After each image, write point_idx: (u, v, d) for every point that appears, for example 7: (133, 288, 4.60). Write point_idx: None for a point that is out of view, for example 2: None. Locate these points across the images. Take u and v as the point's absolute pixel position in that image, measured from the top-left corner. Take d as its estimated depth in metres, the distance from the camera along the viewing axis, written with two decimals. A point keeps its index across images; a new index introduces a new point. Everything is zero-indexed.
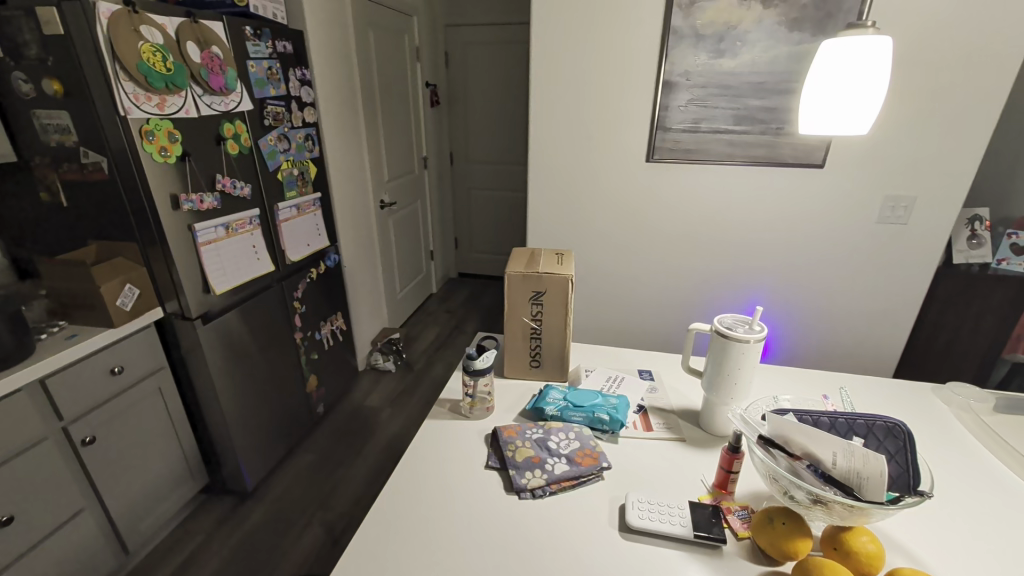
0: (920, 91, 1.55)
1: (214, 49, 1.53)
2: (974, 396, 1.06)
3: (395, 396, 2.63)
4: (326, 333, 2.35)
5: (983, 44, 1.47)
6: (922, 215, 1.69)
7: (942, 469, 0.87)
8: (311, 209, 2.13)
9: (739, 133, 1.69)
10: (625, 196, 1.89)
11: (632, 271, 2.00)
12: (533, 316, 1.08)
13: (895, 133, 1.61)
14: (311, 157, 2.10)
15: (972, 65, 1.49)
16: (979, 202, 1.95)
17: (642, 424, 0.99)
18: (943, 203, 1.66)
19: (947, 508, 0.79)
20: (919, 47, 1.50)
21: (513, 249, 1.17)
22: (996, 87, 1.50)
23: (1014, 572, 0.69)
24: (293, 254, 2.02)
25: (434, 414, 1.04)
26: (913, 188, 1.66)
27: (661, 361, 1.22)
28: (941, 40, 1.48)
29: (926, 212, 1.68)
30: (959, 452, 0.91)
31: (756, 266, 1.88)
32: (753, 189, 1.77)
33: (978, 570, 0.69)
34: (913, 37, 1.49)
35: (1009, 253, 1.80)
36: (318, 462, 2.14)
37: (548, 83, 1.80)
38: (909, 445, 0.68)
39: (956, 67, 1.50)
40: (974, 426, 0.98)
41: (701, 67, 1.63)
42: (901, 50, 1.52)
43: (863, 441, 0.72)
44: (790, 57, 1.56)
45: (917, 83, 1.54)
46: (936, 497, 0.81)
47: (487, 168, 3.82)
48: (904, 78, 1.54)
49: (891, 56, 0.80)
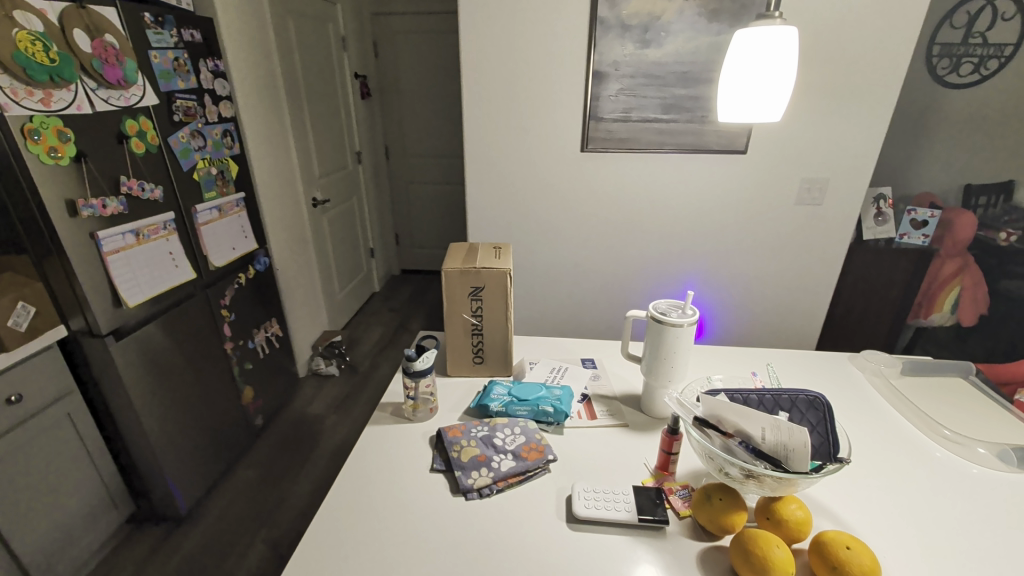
0: (829, 79, 1.65)
1: (107, 37, 1.39)
2: (884, 362, 1.15)
3: (340, 401, 2.54)
4: (261, 341, 2.22)
5: (880, 35, 1.58)
6: (834, 196, 1.81)
7: (858, 433, 0.94)
8: (234, 210, 1.99)
9: (667, 121, 1.73)
10: (563, 186, 1.90)
11: (573, 260, 2.02)
12: (473, 312, 1.06)
13: (809, 119, 1.71)
14: (230, 155, 1.96)
15: (872, 54, 1.60)
16: (882, 182, 2.12)
17: (586, 413, 1.00)
18: (852, 184, 1.78)
19: (865, 470, 0.85)
20: (826, 37, 1.60)
21: (450, 244, 1.14)
22: (893, 74, 1.62)
23: (923, 524, 0.75)
24: (217, 259, 1.88)
25: (375, 420, 1.01)
26: (826, 171, 1.78)
27: (603, 349, 1.24)
28: (844, 32, 1.58)
29: (838, 192, 1.80)
30: (873, 415, 0.99)
31: (690, 251, 1.95)
32: (683, 175, 1.83)
33: (893, 527, 0.75)
34: (820, 28, 1.59)
35: (909, 228, 1.95)
36: (259, 477, 2.03)
37: (479, 73, 1.76)
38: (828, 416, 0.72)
39: (858, 56, 1.61)
40: (884, 389, 1.06)
41: (628, 57, 1.66)
42: (810, 40, 1.61)
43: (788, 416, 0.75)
44: (711, 47, 1.62)
45: (826, 71, 1.64)
46: (856, 461, 0.87)
47: (425, 162, 3.74)
48: (814, 66, 1.64)
49: (798, 46, 0.84)
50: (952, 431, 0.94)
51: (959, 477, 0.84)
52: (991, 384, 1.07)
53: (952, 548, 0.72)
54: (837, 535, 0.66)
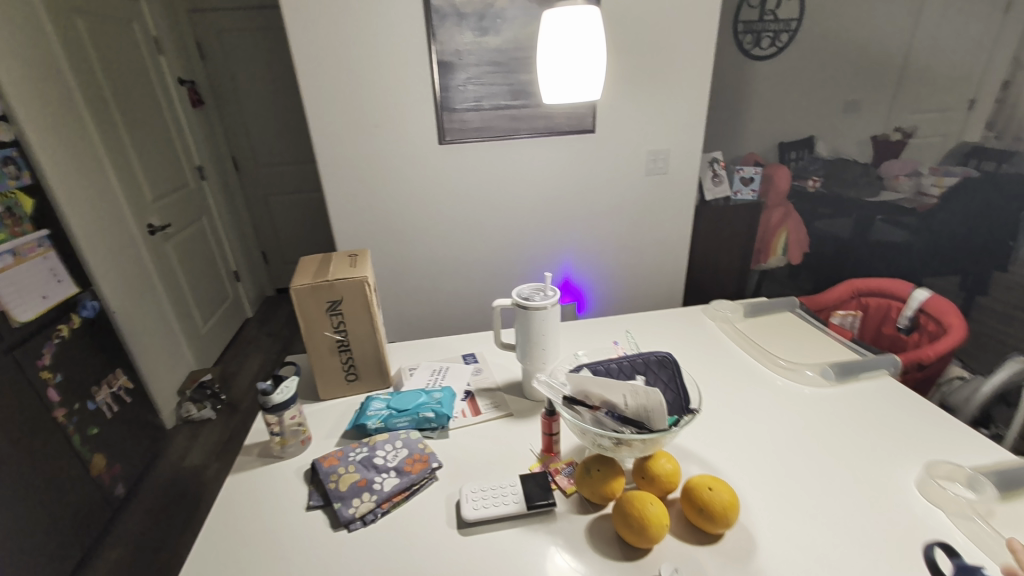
0: (655, 57, 1.78)
1: None
2: (729, 308, 1.28)
3: (220, 447, 2.28)
4: (104, 399, 1.90)
5: (691, 14, 1.73)
6: (676, 164, 1.98)
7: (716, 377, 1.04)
8: (33, 252, 1.66)
9: (518, 107, 1.76)
10: (426, 182, 1.85)
11: (449, 255, 1.99)
12: (336, 328, 0.98)
13: (645, 94, 1.83)
14: (17, 187, 1.63)
15: (687, 31, 1.76)
16: None
17: (471, 410, 0.98)
18: (689, 152, 1.96)
19: (724, 411, 0.94)
20: (646, 18, 1.71)
21: (299, 259, 1.05)
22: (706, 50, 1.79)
23: (773, 451, 0.84)
24: (21, 314, 1.56)
25: (238, 467, 0.89)
26: (666, 141, 1.93)
27: (482, 341, 1.23)
28: (660, 12, 1.71)
29: (679, 161, 1.97)
30: (726, 359, 1.10)
31: (559, 230, 2.01)
32: (542, 159, 1.87)
33: (751, 460, 0.83)
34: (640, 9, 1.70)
35: (741, 185, 2.17)
36: (128, 555, 1.75)
37: (314, 71, 1.64)
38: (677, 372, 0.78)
39: (676, 34, 1.75)
40: (732, 333, 1.19)
41: (469, 46, 1.65)
42: (634, 21, 1.72)
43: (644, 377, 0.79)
44: None
45: (651, 49, 1.77)
46: (716, 404, 0.96)
47: (281, 170, 3.46)
48: (641, 45, 1.75)
49: (599, 23, 0.88)
50: (786, 360, 1.07)
51: (794, 400, 0.97)
52: (812, 312, 1.25)
53: (797, 467, 0.81)
54: (700, 478, 0.71)
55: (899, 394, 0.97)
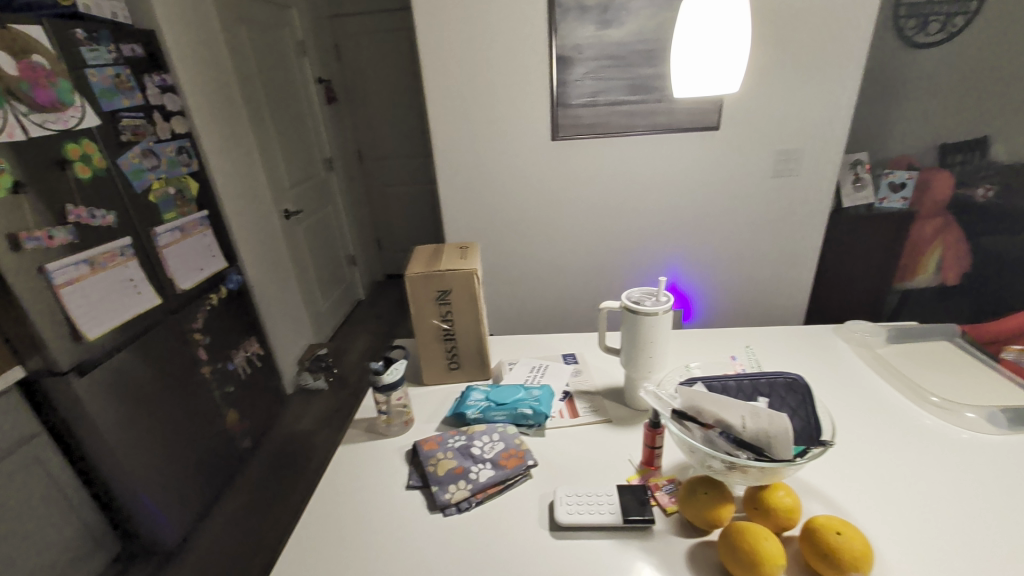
0: (795, 47, 1.62)
1: (34, 57, 1.32)
2: (868, 331, 1.13)
3: (329, 416, 2.49)
4: (240, 361, 2.16)
5: None
6: (810, 166, 1.78)
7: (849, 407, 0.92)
8: (197, 229, 1.92)
9: (635, 103, 1.69)
10: (534, 178, 1.86)
11: (552, 252, 1.98)
12: (443, 317, 1.01)
13: (779, 88, 1.67)
14: (188, 172, 1.89)
15: (837, 17, 1.57)
16: None
17: (568, 411, 0.96)
18: (826, 152, 1.76)
19: (857, 447, 0.82)
20: (788, 4, 1.56)
21: (414, 248, 1.09)
22: (860, 37, 1.59)
23: (920, 501, 0.72)
24: (183, 282, 1.82)
25: (348, 438, 0.96)
26: (800, 140, 1.75)
27: (583, 342, 1.20)
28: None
29: (814, 162, 1.78)
30: (863, 388, 0.96)
31: (669, 232, 1.91)
32: (656, 157, 1.79)
33: (890, 506, 0.71)
34: None
35: (888, 192, 1.93)
36: (249, 502, 1.98)
37: (438, 68, 1.71)
38: (808, 398, 0.69)
39: (823, 21, 1.57)
40: (871, 359, 1.04)
41: (590, 40, 1.61)
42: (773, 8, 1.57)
43: (767, 401, 0.72)
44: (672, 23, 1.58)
45: (791, 39, 1.60)
46: (847, 438, 0.84)
47: (399, 164, 3.68)
48: (779, 35, 1.60)
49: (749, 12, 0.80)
50: (940, 397, 0.92)
51: (951, 445, 0.82)
52: (977, 344, 1.05)
53: (951, 523, 0.68)
54: (826, 519, 0.63)
55: None
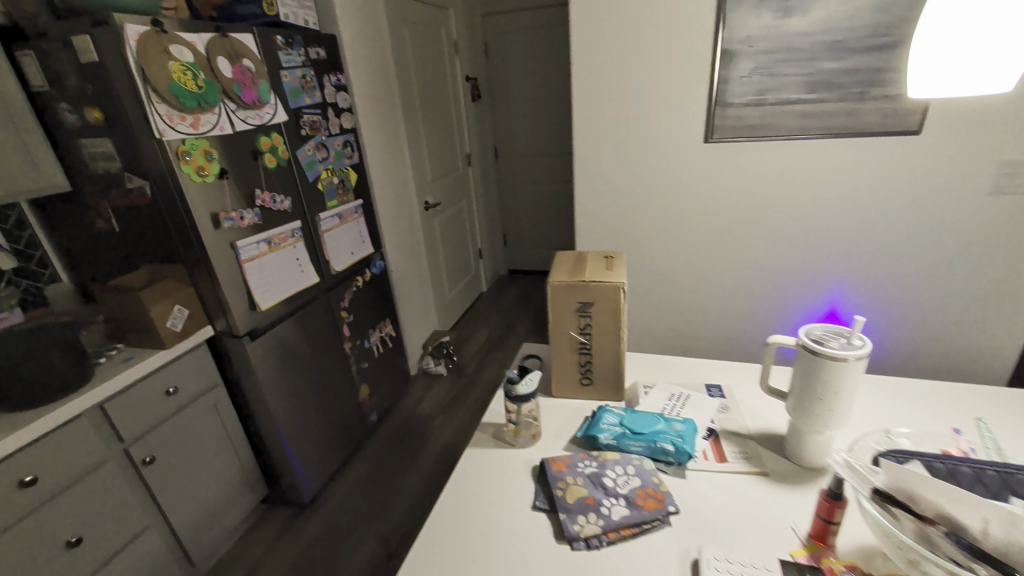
0: None
1: (245, 62, 1.51)
2: None
3: (447, 401, 2.59)
4: (376, 341, 2.33)
5: None
6: None
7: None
8: (352, 216, 2.10)
9: (813, 102, 1.47)
10: (682, 183, 1.72)
11: (693, 264, 1.82)
12: (582, 329, 0.96)
13: None
14: (350, 164, 2.07)
15: None
16: None
17: (714, 454, 0.85)
18: None
19: None
20: None
21: (556, 253, 1.06)
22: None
23: None
24: (337, 263, 2.00)
25: (475, 441, 0.95)
26: None
27: (731, 373, 1.06)
28: None
29: None
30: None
31: (839, 253, 1.65)
32: (833, 166, 1.55)
33: None
34: None
35: None
36: (372, 471, 2.13)
37: (590, 66, 1.65)
38: None
39: None
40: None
41: (765, 31, 1.44)
42: None
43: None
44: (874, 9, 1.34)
45: None
46: None
47: (533, 161, 3.70)
48: None
49: None
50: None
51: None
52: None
53: None
54: None
55: None
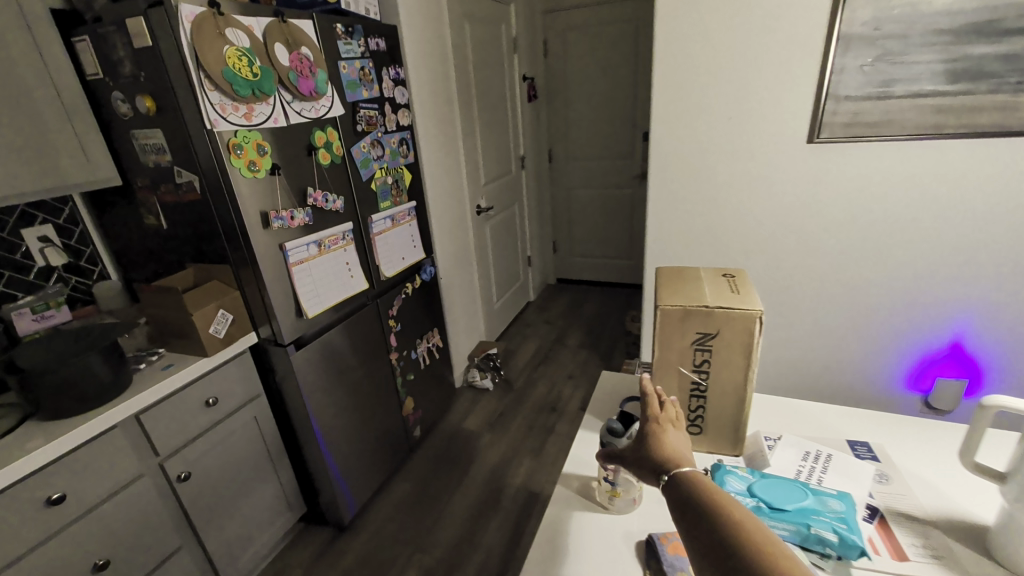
0: None
1: (303, 50, 1.40)
2: None
3: (494, 418, 2.43)
4: (423, 351, 2.19)
5: None
6: None
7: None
8: (405, 219, 1.97)
9: (955, 94, 1.23)
10: (781, 190, 1.50)
11: (788, 283, 1.59)
12: (697, 367, 0.77)
13: None
14: (405, 164, 1.94)
15: None
16: None
17: (886, 546, 0.64)
18: None
19: None
20: None
21: (659, 269, 0.87)
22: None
23: None
24: (387, 269, 1.87)
25: (560, 499, 0.77)
26: None
27: (879, 428, 0.84)
28: None
29: None
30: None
31: (974, 276, 1.39)
32: (975, 171, 1.29)
33: None
34: None
35: None
36: (415, 492, 1.99)
37: (680, 55, 1.46)
38: None
39: None
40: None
41: (900, 11, 1.21)
42: None
43: None
44: None
45: None
46: None
47: (589, 165, 3.51)
48: None
49: None
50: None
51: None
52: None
53: None
54: None
55: None
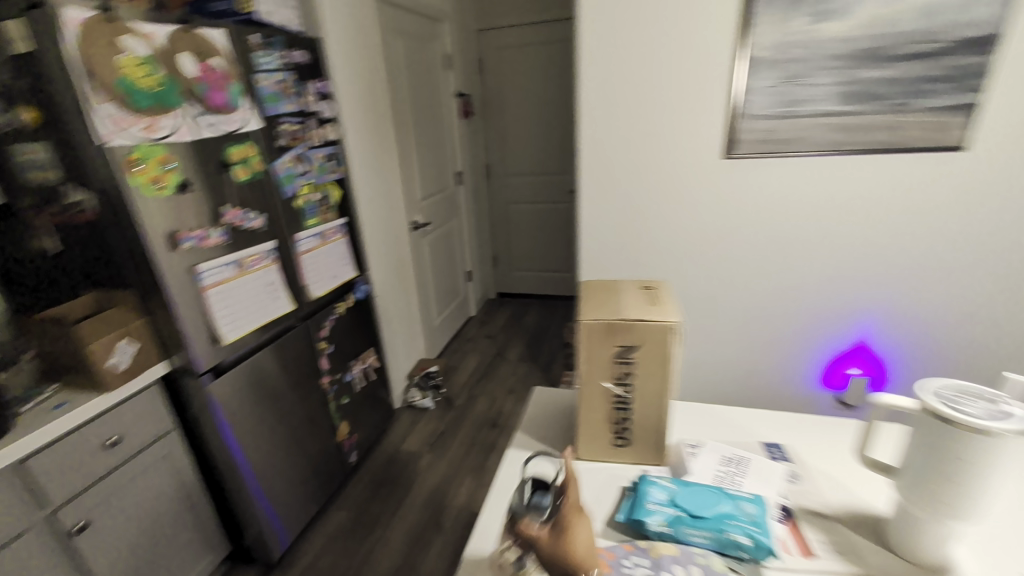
0: None
1: (212, 60, 1.32)
2: None
3: (435, 437, 2.37)
4: (358, 373, 2.11)
5: None
6: None
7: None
8: (335, 236, 1.90)
9: (848, 113, 1.34)
10: (701, 203, 1.57)
11: (711, 291, 1.66)
12: (619, 380, 0.77)
13: None
14: (333, 179, 1.88)
15: None
16: None
17: (797, 545, 0.67)
18: None
19: None
20: None
21: (584, 284, 0.88)
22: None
23: None
24: (315, 288, 1.78)
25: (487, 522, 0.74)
26: None
27: (792, 428, 0.89)
28: None
29: None
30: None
31: (871, 280, 1.51)
32: (867, 184, 1.41)
33: None
34: None
35: None
36: (351, 521, 1.89)
37: (602, 75, 1.51)
38: None
39: None
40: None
41: (797, 37, 1.31)
42: None
43: None
44: (918, 14, 1.22)
45: None
46: None
47: (526, 180, 3.55)
48: None
49: None
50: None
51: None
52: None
53: None
54: None
55: None
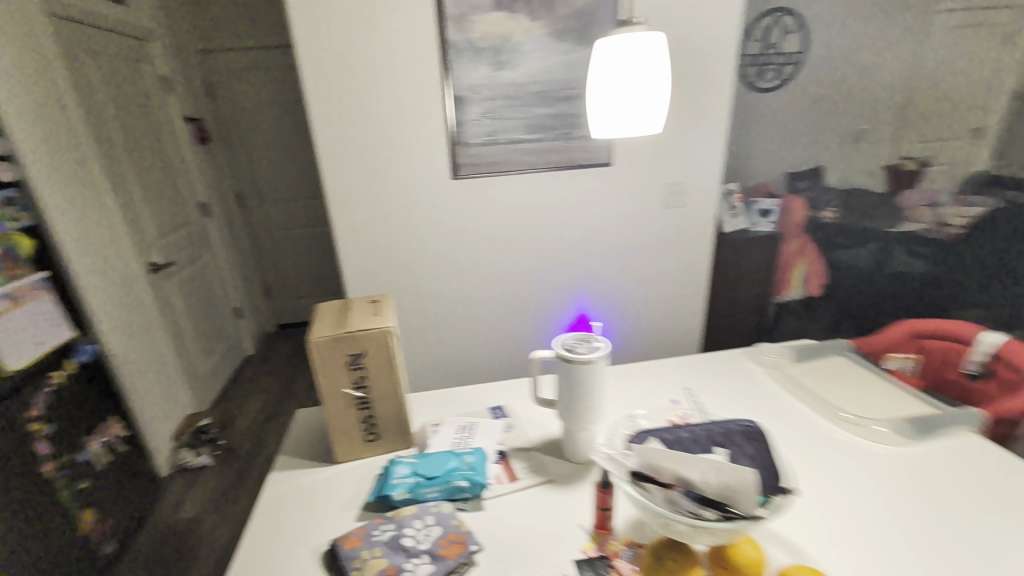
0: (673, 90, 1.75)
1: None
2: (775, 353, 1.20)
3: (216, 498, 2.14)
4: (95, 451, 1.78)
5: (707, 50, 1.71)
6: (695, 197, 1.91)
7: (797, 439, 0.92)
8: (31, 296, 1.58)
9: (534, 140, 1.71)
10: (440, 218, 1.79)
11: (465, 293, 1.91)
12: (357, 383, 0.90)
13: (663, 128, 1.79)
14: (16, 229, 1.56)
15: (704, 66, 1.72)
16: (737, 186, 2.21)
17: (507, 475, 0.88)
18: (707, 185, 1.90)
19: (806, 485, 0.83)
20: None
21: (317, 306, 0.97)
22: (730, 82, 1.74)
23: (887, 551, 0.71)
24: (10, 362, 1.46)
25: (250, 542, 0.79)
26: (683, 174, 1.88)
27: (509, 392, 1.13)
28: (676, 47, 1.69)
29: (698, 193, 1.91)
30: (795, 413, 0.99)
31: (577, 265, 1.94)
32: (558, 193, 1.82)
33: (857, 561, 0.69)
34: None
35: (758, 218, 1.99)
36: None
37: (329, 110, 1.60)
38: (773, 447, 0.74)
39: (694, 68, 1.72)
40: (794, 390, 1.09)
41: (485, 80, 1.61)
42: None
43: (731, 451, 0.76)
44: (563, 67, 1.63)
45: None
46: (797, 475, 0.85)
47: (287, 205, 3.41)
48: None
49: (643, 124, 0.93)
50: (851, 413, 0.99)
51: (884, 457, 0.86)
52: (866, 356, 1.16)
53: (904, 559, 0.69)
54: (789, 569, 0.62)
55: (978, 456, 0.88)
